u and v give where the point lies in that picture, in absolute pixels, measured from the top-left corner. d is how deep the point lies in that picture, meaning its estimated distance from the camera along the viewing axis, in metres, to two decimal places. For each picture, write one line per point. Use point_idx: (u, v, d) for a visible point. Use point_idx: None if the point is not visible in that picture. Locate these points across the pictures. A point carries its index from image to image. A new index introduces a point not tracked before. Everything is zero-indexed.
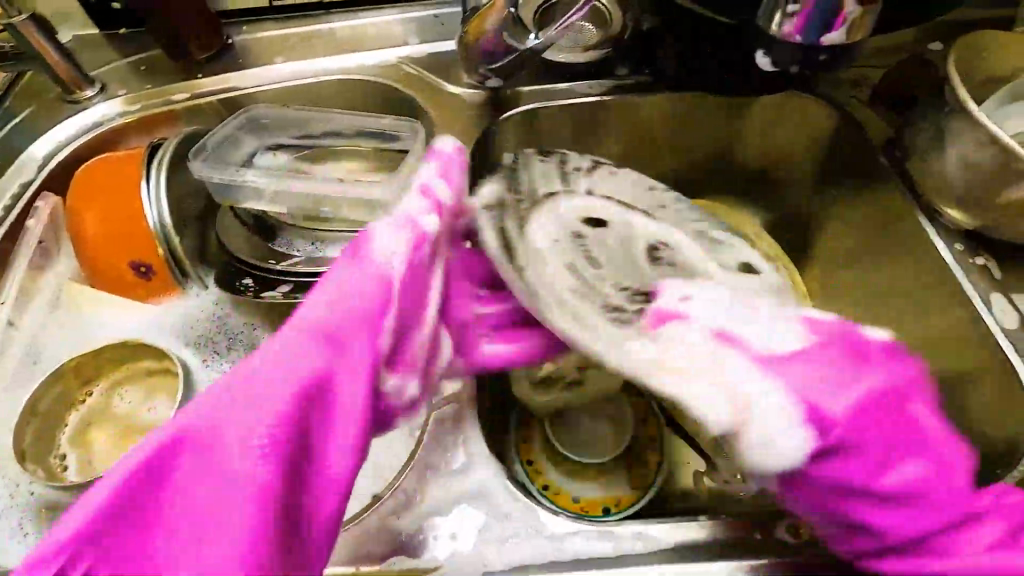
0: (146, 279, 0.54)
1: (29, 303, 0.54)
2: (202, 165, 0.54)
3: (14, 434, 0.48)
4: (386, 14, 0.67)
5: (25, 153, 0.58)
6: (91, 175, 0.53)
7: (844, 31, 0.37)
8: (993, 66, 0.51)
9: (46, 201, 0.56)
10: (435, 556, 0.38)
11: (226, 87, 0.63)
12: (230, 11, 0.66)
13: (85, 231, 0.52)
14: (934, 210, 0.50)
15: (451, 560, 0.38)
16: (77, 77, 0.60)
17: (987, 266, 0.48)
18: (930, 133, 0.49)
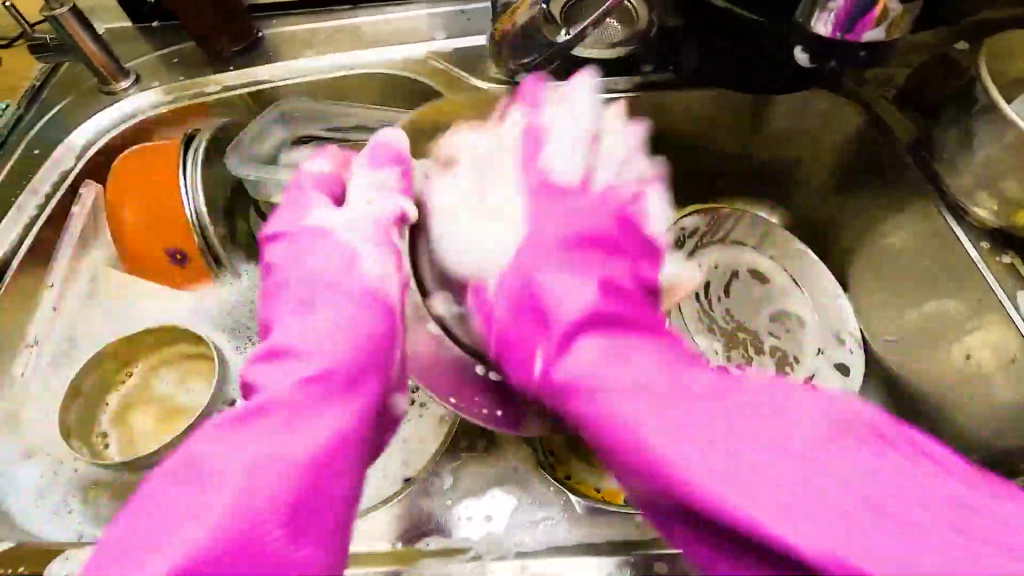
0: (181, 266, 0.56)
1: (71, 290, 0.56)
2: (238, 163, 0.56)
3: (58, 414, 0.50)
4: (411, 8, 0.68)
5: (64, 143, 0.59)
6: (130, 165, 0.55)
7: (883, 29, 0.37)
8: (1022, 65, 0.51)
9: (89, 189, 0.59)
10: (469, 537, 0.40)
11: (257, 80, 0.64)
12: (260, 5, 0.67)
13: (125, 218, 0.54)
14: (960, 210, 0.51)
15: (484, 542, 0.40)
16: (113, 69, 0.61)
17: (1015, 265, 0.48)
18: (957, 131, 0.49)
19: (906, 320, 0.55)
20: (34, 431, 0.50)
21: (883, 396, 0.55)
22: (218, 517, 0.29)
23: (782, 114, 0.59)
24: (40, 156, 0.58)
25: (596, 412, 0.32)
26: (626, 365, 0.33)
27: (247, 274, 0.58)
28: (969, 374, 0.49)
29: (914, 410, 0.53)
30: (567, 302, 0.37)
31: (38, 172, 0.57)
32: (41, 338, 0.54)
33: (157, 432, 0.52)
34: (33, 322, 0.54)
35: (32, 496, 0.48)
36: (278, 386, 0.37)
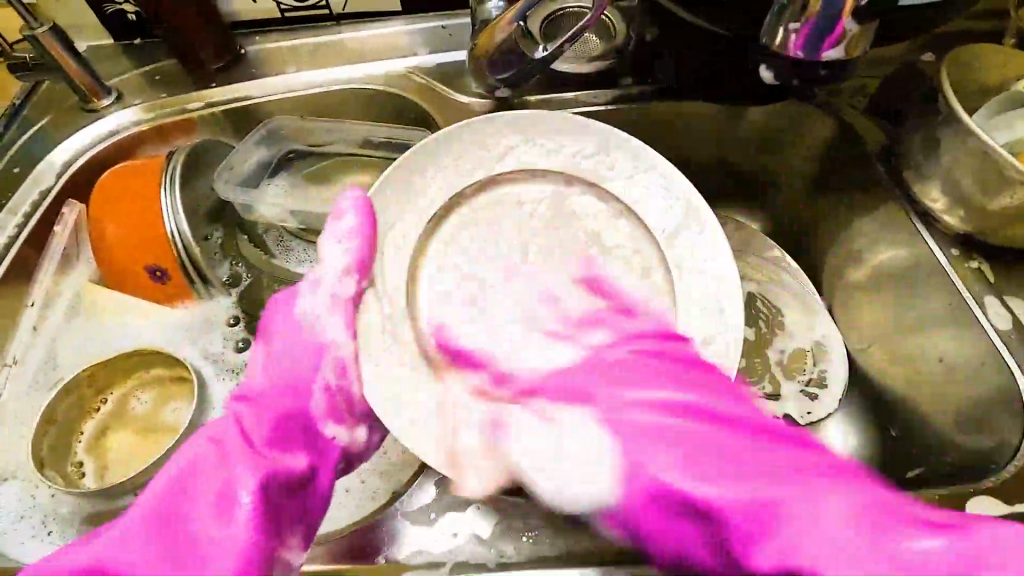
0: (161, 283, 0.56)
1: (52, 310, 0.56)
2: (226, 181, 0.57)
3: (31, 444, 0.49)
4: (391, 25, 0.69)
5: (44, 161, 0.59)
6: (113, 183, 0.55)
7: (842, 48, 0.38)
8: (984, 78, 0.53)
9: (71, 208, 0.59)
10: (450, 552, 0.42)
11: (241, 96, 0.65)
12: (243, 23, 0.68)
13: (106, 243, 0.54)
14: (930, 216, 0.52)
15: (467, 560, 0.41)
16: (94, 86, 0.61)
17: (982, 270, 0.50)
18: (925, 141, 0.51)
19: (884, 326, 0.56)
20: (9, 455, 0.50)
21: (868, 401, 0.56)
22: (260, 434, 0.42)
23: (758, 124, 0.60)
24: (20, 174, 0.58)
25: (283, 383, 0.43)
26: (253, 424, 0.42)
27: (237, 292, 0.59)
28: (942, 377, 0.51)
29: (893, 414, 0.54)
30: (256, 380, 0.44)
31: (20, 190, 0.57)
32: (19, 357, 0.54)
33: (140, 457, 0.52)
34: (13, 341, 0.54)
35: (11, 520, 0.47)
36: (228, 427, 0.42)
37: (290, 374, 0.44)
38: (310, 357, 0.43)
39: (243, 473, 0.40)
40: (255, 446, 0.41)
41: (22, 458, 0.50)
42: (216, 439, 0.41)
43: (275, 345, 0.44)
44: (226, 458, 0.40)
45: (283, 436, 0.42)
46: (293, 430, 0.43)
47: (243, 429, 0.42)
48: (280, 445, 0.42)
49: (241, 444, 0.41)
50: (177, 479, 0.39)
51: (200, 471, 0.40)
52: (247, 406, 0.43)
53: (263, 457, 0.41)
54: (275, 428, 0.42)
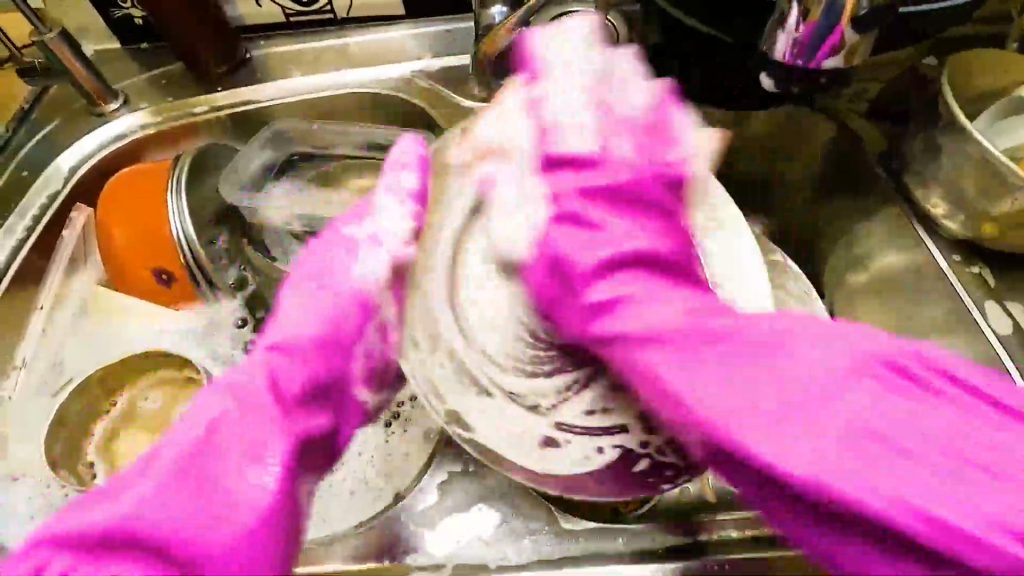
0: (167, 287, 0.56)
1: (58, 313, 0.57)
2: (231, 190, 0.58)
3: (43, 445, 0.51)
4: (395, 29, 0.69)
5: (52, 165, 0.60)
6: (120, 188, 0.56)
7: (838, 57, 0.37)
8: (986, 82, 0.53)
9: (79, 213, 0.60)
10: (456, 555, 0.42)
11: (246, 100, 0.65)
12: (248, 27, 0.68)
13: (114, 246, 0.55)
14: (932, 221, 0.53)
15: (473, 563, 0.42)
16: (102, 90, 0.62)
17: (983, 275, 0.51)
18: (925, 148, 0.51)
19: None
20: (17, 455, 0.50)
21: None
22: (296, 386, 0.37)
23: (760, 128, 0.60)
24: (29, 179, 0.59)
25: (320, 331, 0.39)
26: (283, 370, 0.37)
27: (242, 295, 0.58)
28: None
29: None
30: (292, 325, 0.39)
31: (28, 195, 0.58)
32: (28, 357, 0.55)
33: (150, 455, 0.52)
34: (23, 341, 0.55)
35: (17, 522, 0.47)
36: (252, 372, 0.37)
37: (324, 329, 0.40)
38: (349, 303, 0.41)
39: (279, 433, 0.35)
40: (288, 406, 0.36)
41: (27, 460, 0.50)
42: (241, 391, 0.36)
43: (318, 295, 0.41)
44: (253, 412, 0.35)
45: (324, 391, 0.39)
46: (327, 388, 0.39)
47: (272, 378, 0.37)
48: (312, 398, 0.38)
49: (266, 404, 0.36)
50: (194, 444, 0.33)
51: (213, 429, 0.34)
52: (285, 357, 0.38)
53: (295, 417, 0.37)
54: (314, 368, 0.38)
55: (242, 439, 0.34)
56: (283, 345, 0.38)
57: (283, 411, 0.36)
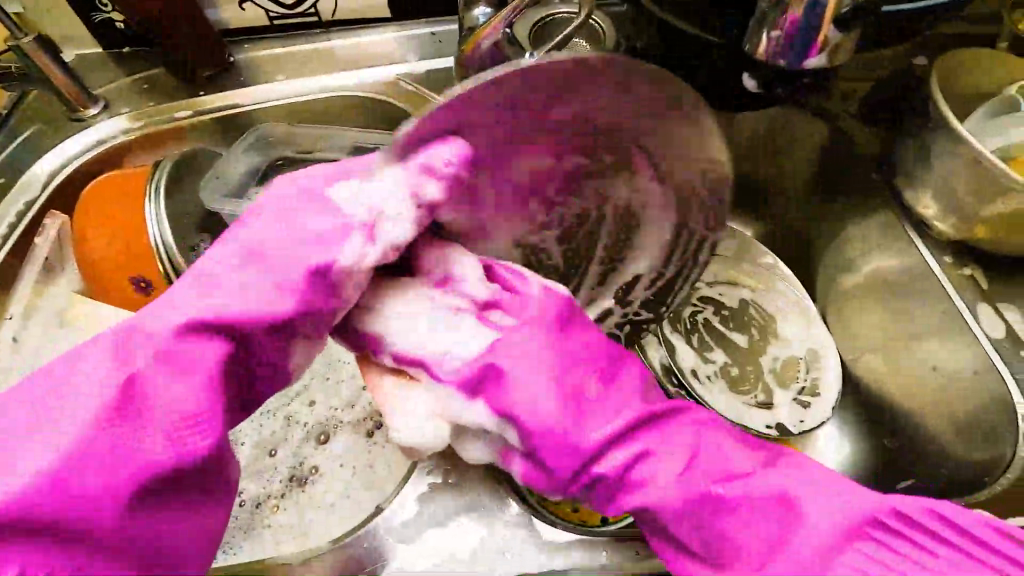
0: (146, 293, 0.56)
1: (36, 321, 0.56)
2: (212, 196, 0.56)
3: None
4: (381, 32, 0.68)
5: (30, 171, 0.59)
6: (99, 194, 0.55)
7: (825, 56, 0.37)
8: (977, 83, 0.52)
9: (55, 218, 0.59)
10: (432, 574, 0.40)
11: (231, 104, 0.64)
12: (231, 30, 0.67)
13: (91, 251, 0.54)
14: (922, 222, 0.52)
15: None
16: (81, 95, 0.61)
17: (975, 276, 0.50)
18: (915, 150, 0.50)
19: (879, 336, 0.55)
20: None
21: (860, 417, 0.55)
22: (146, 427, 0.29)
23: (751, 129, 0.59)
24: (5, 185, 0.58)
25: (182, 361, 0.31)
26: (156, 391, 0.30)
27: None
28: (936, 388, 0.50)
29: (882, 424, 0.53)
30: (175, 329, 0.31)
31: (5, 201, 0.57)
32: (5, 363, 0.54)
33: None
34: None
35: None
36: (116, 389, 0.30)
37: (205, 355, 0.31)
38: (277, 299, 0.33)
39: (92, 471, 0.28)
40: (127, 432, 0.29)
41: None
42: (111, 395, 0.29)
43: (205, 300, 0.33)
44: (114, 431, 0.29)
45: (189, 426, 0.30)
46: (196, 428, 0.30)
47: (136, 400, 0.30)
48: (180, 431, 0.30)
49: (150, 391, 0.30)
50: (37, 404, 0.30)
51: (54, 444, 0.28)
52: (160, 379, 0.30)
53: (154, 450, 0.29)
54: (189, 387, 0.30)
55: (55, 460, 0.28)
56: (132, 372, 0.30)
57: (113, 442, 0.28)
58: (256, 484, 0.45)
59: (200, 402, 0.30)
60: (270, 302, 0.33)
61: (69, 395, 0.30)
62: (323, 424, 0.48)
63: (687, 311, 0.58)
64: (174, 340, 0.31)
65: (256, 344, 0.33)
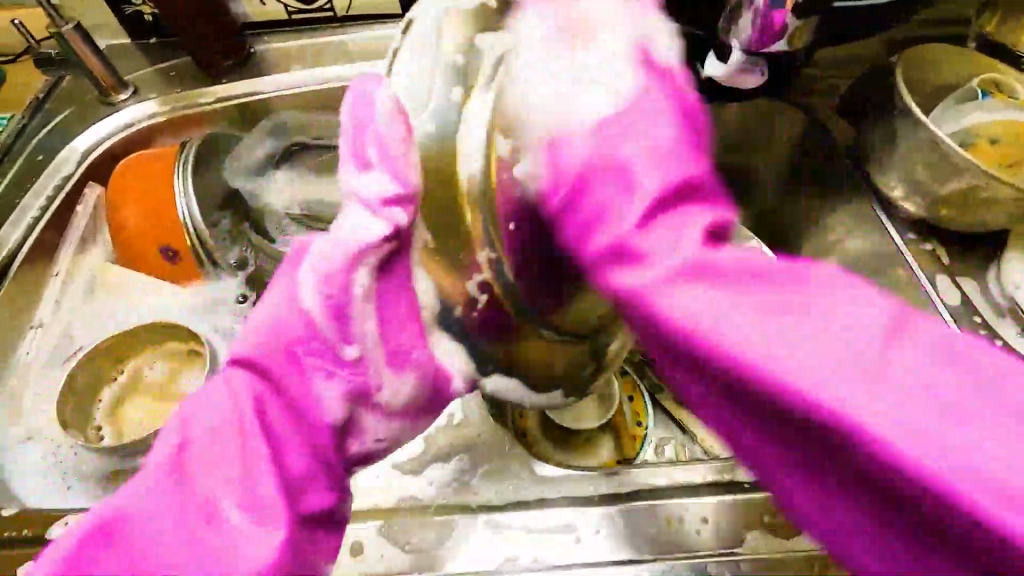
0: (173, 263, 0.60)
1: (71, 287, 0.60)
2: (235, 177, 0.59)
3: (56, 407, 0.52)
4: (392, 26, 0.73)
5: (66, 149, 0.63)
6: (131, 169, 0.59)
7: (785, 41, 0.41)
8: (943, 75, 0.56)
9: (92, 192, 0.63)
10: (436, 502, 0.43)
11: (251, 91, 0.69)
12: (253, 24, 0.72)
13: (123, 221, 0.58)
14: (890, 204, 0.56)
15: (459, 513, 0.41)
16: (112, 80, 0.65)
17: (936, 253, 0.54)
18: (883, 135, 0.55)
19: None
20: (29, 418, 0.53)
21: None
22: (236, 457, 0.32)
23: None
24: (43, 161, 0.62)
25: (273, 432, 0.33)
26: (235, 436, 0.32)
27: (244, 274, 0.61)
28: None
29: None
30: (236, 394, 0.34)
31: (42, 177, 0.61)
32: (42, 325, 0.58)
33: (156, 418, 0.55)
34: (36, 311, 0.58)
35: (31, 479, 0.50)
36: (257, 488, 0.31)
37: (285, 382, 0.35)
38: (319, 403, 0.35)
39: (263, 477, 0.32)
40: (270, 431, 0.33)
41: (38, 424, 0.53)
42: (230, 404, 0.33)
43: (297, 384, 0.35)
44: (250, 469, 0.32)
45: (295, 432, 0.34)
46: (313, 481, 0.34)
47: (222, 467, 0.32)
48: (341, 437, 0.36)
49: (255, 438, 0.32)
50: (173, 457, 0.31)
51: (140, 491, 0.30)
52: (219, 401, 0.33)
53: (280, 436, 0.33)
54: (296, 423, 0.34)
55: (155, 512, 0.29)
56: (217, 420, 0.32)
57: (233, 451, 0.32)
58: None
59: (287, 490, 0.33)
60: (226, 378, 0.35)
61: (160, 445, 0.32)
62: None
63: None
64: (286, 413, 0.34)
65: (316, 380, 0.35)
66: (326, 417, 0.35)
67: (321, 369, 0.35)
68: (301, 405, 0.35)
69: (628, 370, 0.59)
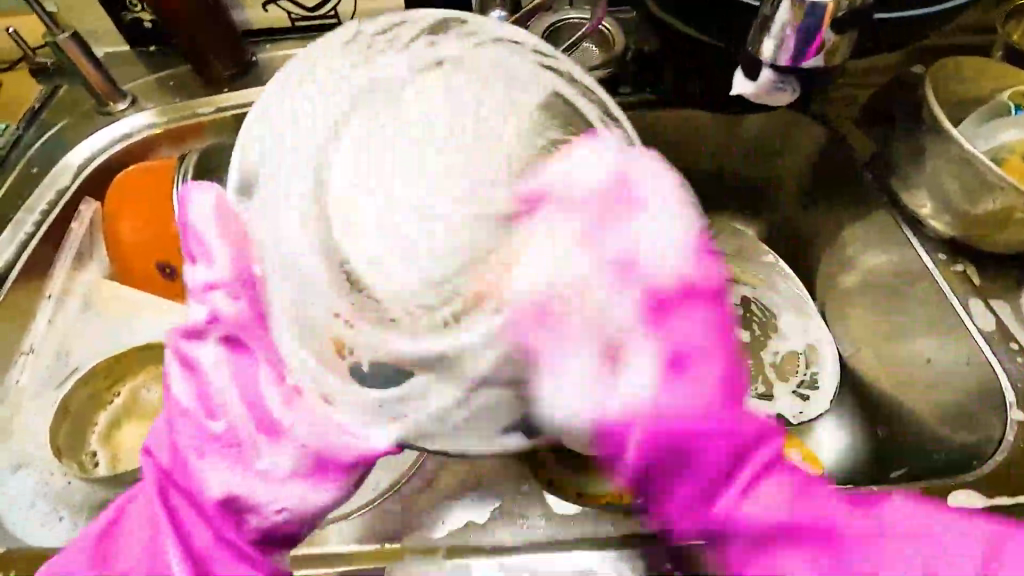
0: (171, 280, 0.57)
1: (66, 305, 0.58)
2: None
3: (48, 433, 0.51)
4: None
5: (62, 161, 0.61)
6: (129, 181, 0.57)
7: (822, 56, 0.39)
8: (971, 87, 0.54)
9: (89, 207, 0.61)
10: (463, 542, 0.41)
11: (252, 100, 0.67)
12: (254, 31, 0.70)
13: (121, 237, 0.56)
14: (917, 221, 0.54)
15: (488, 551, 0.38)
16: (110, 89, 0.63)
17: (968, 273, 0.51)
18: (911, 149, 0.52)
19: (875, 329, 0.56)
20: (21, 443, 0.51)
21: (859, 407, 0.56)
22: (146, 522, 0.38)
23: (754, 130, 0.61)
24: (38, 174, 0.60)
25: (203, 483, 0.39)
26: (162, 503, 0.38)
27: None
28: (930, 379, 0.51)
29: (880, 414, 0.54)
30: (170, 448, 0.41)
31: (36, 190, 0.59)
32: (35, 345, 0.56)
33: None
34: (29, 331, 0.56)
35: (22, 508, 0.48)
36: (197, 533, 0.38)
37: (199, 444, 0.40)
38: (230, 456, 0.40)
39: (170, 542, 0.37)
40: (174, 501, 0.39)
41: (31, 451, 0.50)
42: (163, 453, 0.41)
43: (189, 425, 0.41)
44: (172, 526, 0.38)
45: (219, 508, 0.39)
46: (235, 530, 0.39)
47: (149, 535, 0.38)
48: (238, 501, 0.39)
49: (173, 501, 0.39)
50: (108, 534, 0.38)
51: (82, 546, 0.38)
52: (148, 478, 0.40)
53: (180, 508, 0.39)
54: (232, 457, 0.40)
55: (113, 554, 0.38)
56: (153, 481, 0.39)
57: (148, 518, 0.38)
58: None
59: (220, 533, 0.38)
60: (167, 442, 0.41)
61: (109, 509, 0.40)
62: None
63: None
64: (205, 485, 0.39)
65: (224, 459, 0.40)
66: (244, 484, 0.39)
67: (230, 437, 0.40)
68: (208, 453, 0.40)
69: None
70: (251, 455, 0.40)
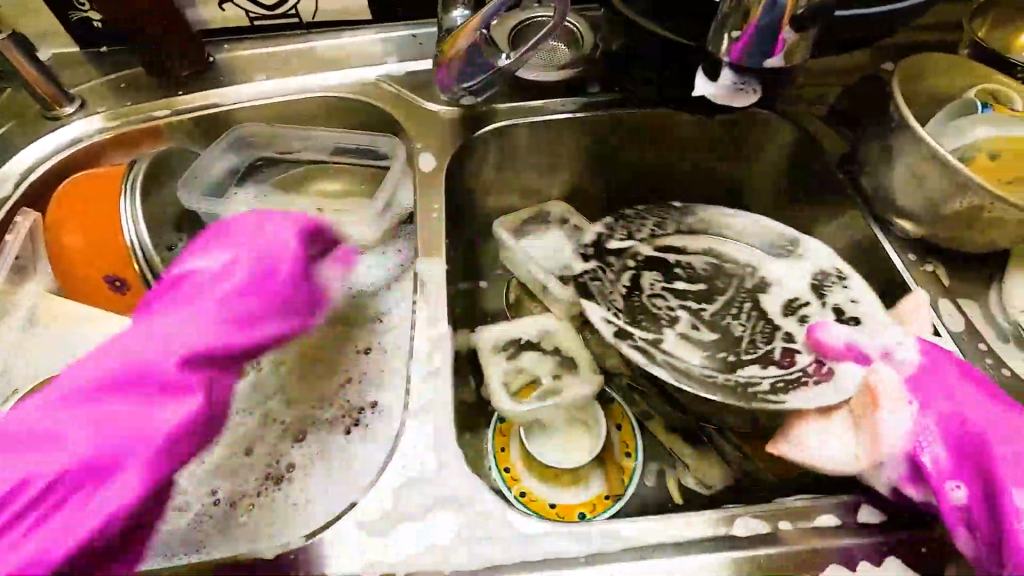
0: (120, 293, 0.55)
1: (8, 320, 0.55)
2: (192, 198, 0.57)
3: None
4: (362, 32, 0.69)
5: (4, 168, 0.58)
6: (73, 190, 0.54)
7: (783, 55, 0.38)
8: (938, 85, 0.54)
9: (26, 216, 0.57)
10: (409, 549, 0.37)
11: (208, 103, 0.64)
12: (212, 31, 0.67)
13: (65, 248, 0.54)
14: (887, 221, 0.53)
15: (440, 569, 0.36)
16: (56, 93, 0.60)
17: (937, 274, 0.51)
18: (880, 148, 0.52)
19: None
20: None
21: None
22: (39, 418, 0.39)
23: (724, 129, 0.60)
24: None
25: (92, 413, 0.39)
26: (46, 442, 0.38)
27: None
28: None
29: None
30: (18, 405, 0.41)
31: None
32: None
33: None
34: None
35: None
36: (77, 446, 0.38)
37: (95, 374, 0.40)
38: (57, 402, 0.40)
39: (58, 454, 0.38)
40: (62, 420, 0.39)
41: None
42: (27, 406, 0.40)
43: (122, 339, 0.42)
44: (50, 452, 0.38)
45: (144, 397, 0.40)
46: (145, 446, 0.39)
47: (45, 451, 0.38)
48: (126, 432, 0.39)
49: (62, 432, 0.39)
50: None
51: None
52: (32, 404, 0.40)
53: (69, 427, 0.39)
54: (77, 414, 0.39)
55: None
56: (50, 399, 0.40)
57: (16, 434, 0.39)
58: (233, 482, 0.46)
59: (92, 468, 0.38)
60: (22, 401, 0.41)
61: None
62: (306, 421, 0.49)
63: (625, 274, 0.58)
64: (68, 395, 0.40)
65: (110, 360, 0.41)
66: (145, 366, 0.41)
67: (144, 370, 0.41)
68: (74, 387, 0.40)
69: (616, 396, 0.58)
70: (107, 376, 0.40)
